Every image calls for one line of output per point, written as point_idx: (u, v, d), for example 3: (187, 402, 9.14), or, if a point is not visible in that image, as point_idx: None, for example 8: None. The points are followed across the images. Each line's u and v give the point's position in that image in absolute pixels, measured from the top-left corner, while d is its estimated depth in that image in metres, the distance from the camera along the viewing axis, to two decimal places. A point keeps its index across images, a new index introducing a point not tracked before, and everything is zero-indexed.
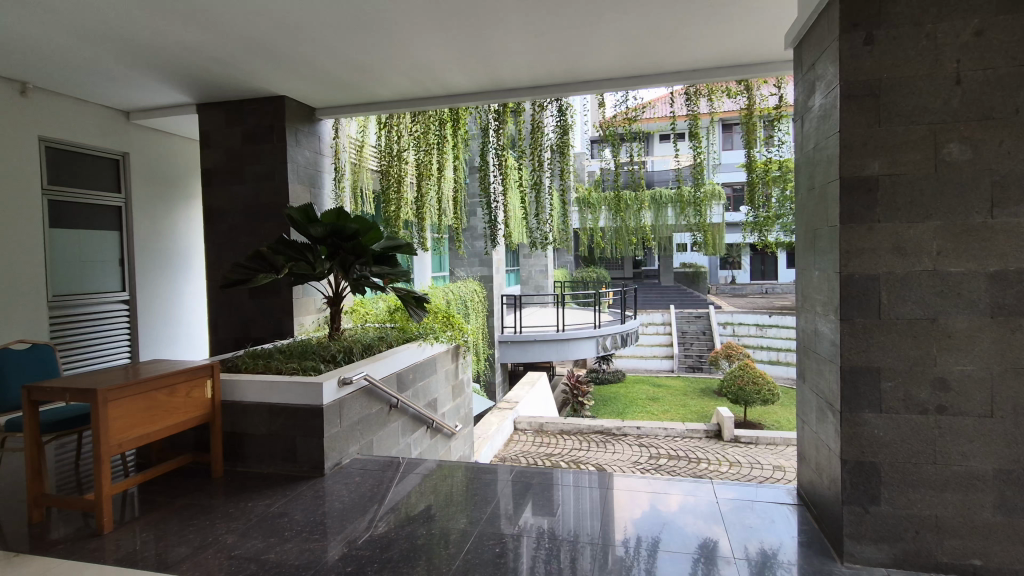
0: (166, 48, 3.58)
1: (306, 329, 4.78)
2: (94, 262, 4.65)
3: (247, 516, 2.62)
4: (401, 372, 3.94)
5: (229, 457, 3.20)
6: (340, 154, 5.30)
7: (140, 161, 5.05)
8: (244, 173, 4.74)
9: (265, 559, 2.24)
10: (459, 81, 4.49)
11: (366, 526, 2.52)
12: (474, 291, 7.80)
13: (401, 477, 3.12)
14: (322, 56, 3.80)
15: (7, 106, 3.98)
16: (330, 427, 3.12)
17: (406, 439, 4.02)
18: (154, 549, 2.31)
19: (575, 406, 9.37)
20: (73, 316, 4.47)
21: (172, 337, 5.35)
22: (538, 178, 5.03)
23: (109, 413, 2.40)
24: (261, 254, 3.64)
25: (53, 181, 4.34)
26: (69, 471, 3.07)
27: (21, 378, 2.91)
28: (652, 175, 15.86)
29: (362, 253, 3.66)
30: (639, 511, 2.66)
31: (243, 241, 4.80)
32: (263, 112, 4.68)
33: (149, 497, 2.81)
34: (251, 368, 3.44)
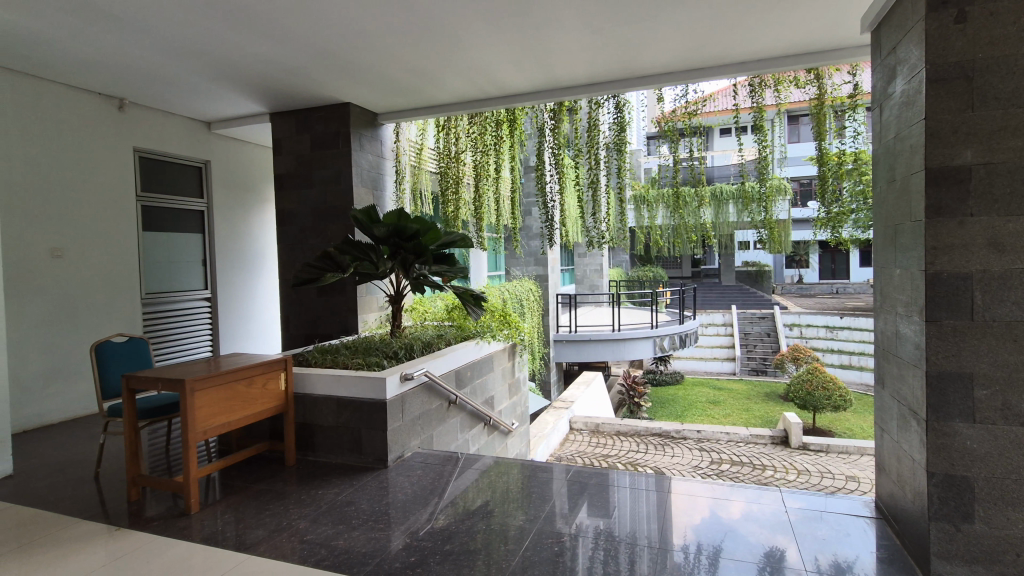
0: (243, 61, 3.83)
1: (369, 326, 4.97)
2: (180, 262, 5.04)
3: (317, 503, 2.76)
4: (459, 369, 4.02)
5: (301, 447, 3.38)
6: (401, 157, 5.48)
7: (220, 168, 5.41)
8: (312, 178, 4.99)
9: (334, 545, 2.35)
10: (516, 81, 4.51)
11: (427, 518, 2.59)
12: (530, 290, 7.84)
13: (460, 472, 3.18)
14: (385, 63, 3.94)
15: (107, 120, 4.38)
16: (393, 421, 3.23)
17: (465, 435, 4.10)
18: (235, 531, 2.48)
19: (632, 407, 9.21)
20: (162, 312, 4.86)
21: (247, 332, 5.71)
22: (594, 176, 4.98)
23: (195, 402, 2.60)
24: (328, 254, 3.81)
25: (145, 189, 4.73)
26: (160, 454, 3.34)
27: (121, 368, 3.19)
28: (712, 170, 15.32)
29: (422, 253, 3.80)
30: (699, 517, 2.58)
31: (311, 241, 5.05)
32: (330, 118, 4.90)
33: (230, 481, 3.02)
34: (320, 363, 3.61)
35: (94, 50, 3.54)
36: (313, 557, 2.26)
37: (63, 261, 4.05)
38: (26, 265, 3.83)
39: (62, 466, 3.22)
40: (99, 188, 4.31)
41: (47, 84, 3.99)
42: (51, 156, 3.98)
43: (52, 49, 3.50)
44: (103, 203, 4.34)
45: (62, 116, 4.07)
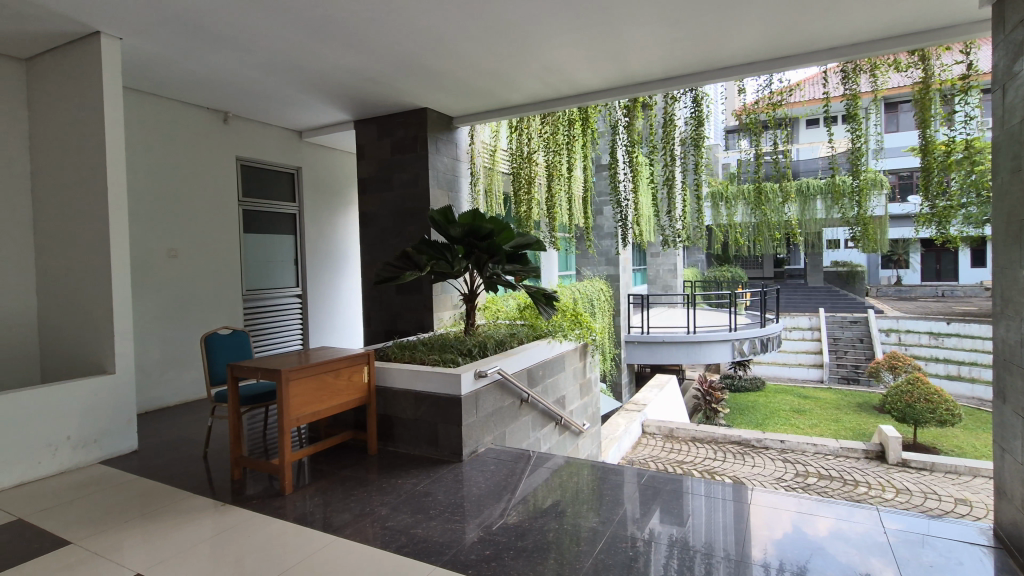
0: (331, 73, 4.07)
1: (444, 324, 5.13)
2: (275, 262, 5.44)
3: (397, 492, 2.88)
4: (531, 368, 4.06)
5: (382, 437, 3.55)
6: (475, 159, 5.60)
7: (310, 174, 5.79)
8: (391, 181, 5.22)
9: (413, 533, 2.45)
10: (590, 79, 4.48)
11: (500, 514, 2.64)
12: (601, 290, 7.74)
13: (532, 471, 3.20)
14: (461, 67, 4.04)
15: (214, 132, 4.82)
16: (468, 416, 3.32)
17: (537, 434, 4.14)
18: (323, 513, 2.66)
19: (707, 413, 8.83)
20: (259, 307, 5.27)
21: (333, 328, 6.07)
22: (670, 173, 4.84)
23: (289, 391, 2.80)
24: (407, 254, 3.95)
25: (246, 194, 5.16)
26: (259, 438, 3.63)
27: (227, 358, 3.50)
28: (797, 164, 14.39)
29: (496, 253, 3.87)
30: (782, 531, 2.44)
31: (390, 242, 5.29)
32: (409, 123, 5.10)
33: (319, 466, 3.23)
34: (399, 358, 3.78)
35: (204, 70, 3.91)
36: (394, 543, 2.37)
37: (177, 260, 4.51)
38: (147, 264, 4.29)
39: (176, 445, 3.59)
40: (208, 194, 4.75)
41: (166, 101, 4.45)
42: (168, 166, 4.45)
43: (171, 70, 3.90)
44: (211, 208, 4.78)
45: (178, 130, 4.53)
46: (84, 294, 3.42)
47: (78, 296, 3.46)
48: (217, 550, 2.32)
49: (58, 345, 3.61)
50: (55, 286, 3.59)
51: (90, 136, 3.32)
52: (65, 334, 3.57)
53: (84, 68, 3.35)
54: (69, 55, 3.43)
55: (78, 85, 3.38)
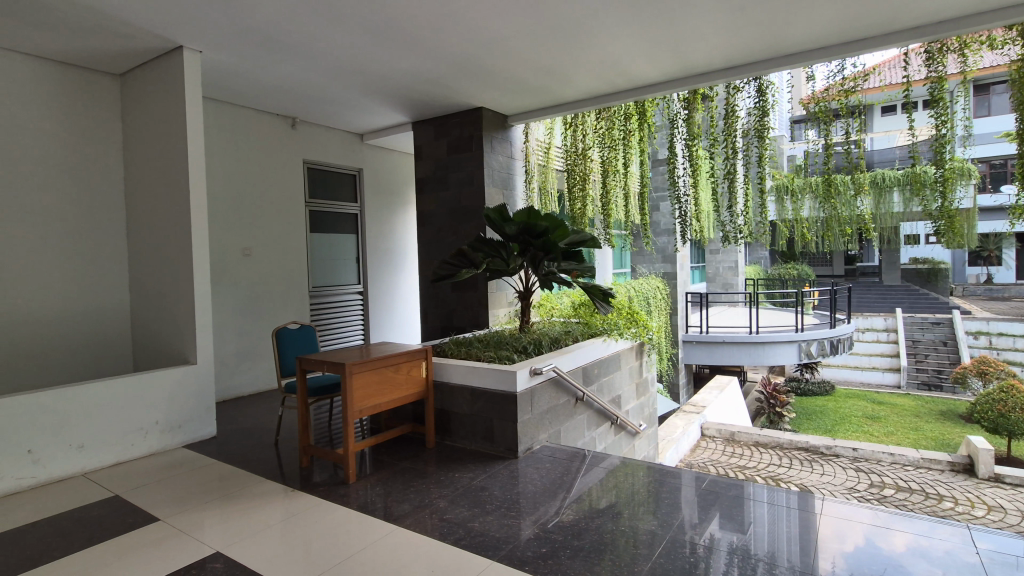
0: (391, 76, 4.19)
1: (499, 321, 5.18)
2: (338, 260, 5.67)
3: (454, 486, 2.94)
4: (586, 366, 4.03)
5: (440, 431, 3.63)
6: (530, 157, 5.60)
7: (370, 175, 5.99)
8: (447, 180, 5.32)
9: (471, 527, 2.50)
10: (647, 72, 4.38)
11: (556, 512, 2.64)
12: (658, 288, 7.56)
13: (587, 470, 3.17)
14: (516, 65, 4.04)
15: (284, 137, 5.08)
16: (524, 413, 3.33)
17: (592, 433, 4.09)
18: (384, 502, 2.75)
19: (771, 417, 8.45)
20: (323, 303, 5.50)
21: (392, 323, 6.25)
22: (731, 166, 4.66)
23: (353, 384, 2.92)
24: (463, 252, 4.00)
25: (312, 195, 5.40)
26: (325, 428, 3.80)
27: (295, 351, 3.68)
28: (871, 154, 13.49)
29: (552, 251, 3.84)
30: (854, 544, 2.30)
31: (446, 240, 5.38)
32: (465, 123, 5.17)
33: (380, 457, 3.35)
34: (456, 354, 3.85)
35: (274, 78, 4.12)
36: (452, 536, 2.42)
37: (251, 259, 4.79)
38: (224, 262, 4.59)
39: (250, 432, 3.82)
40: (278, 196, 5.02)
41: (240, 109, 4.74)
42: (243, 170, 4.73)
43: (245, 79, 4.14)
44: (280, 209, 5.04)
45: (251, 136, 4.80)
46: (170, 290, 3.70)
47: (166, 292, 3.75)
48: (287, 533, 2.45)
49: (148, 336, 3.93)
50: (145, 283, 3.91)
51: (175, 143, 3.58)
52: (154, 327, 3.87)
53: (170, 81, 3.62)
54: (156, 69, 3.71)
55: (164, 96, 3.65)
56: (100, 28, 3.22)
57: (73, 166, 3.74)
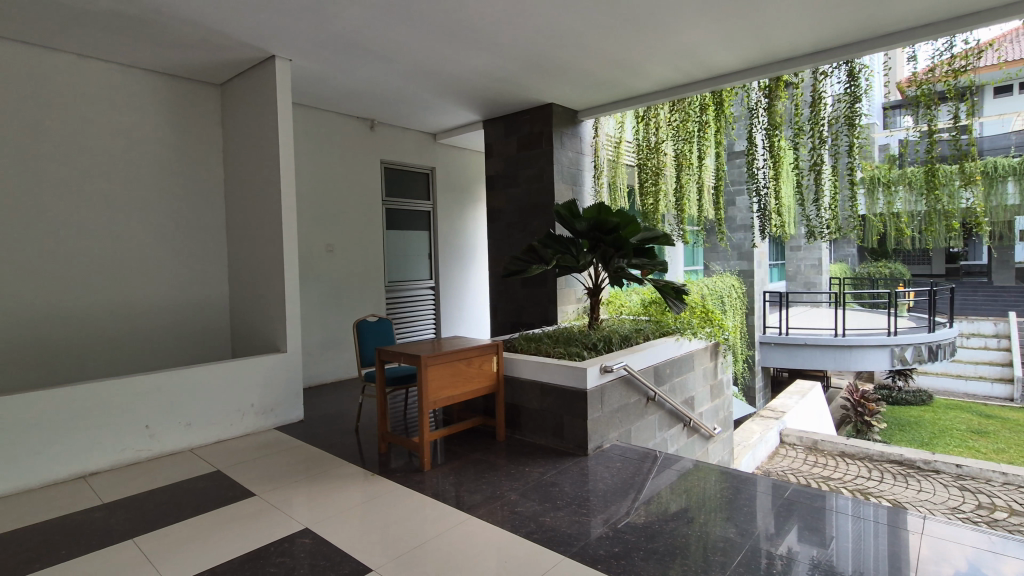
0: (464, 75, 4.27)
1: (567, 317, 5.17)
2: (412, 256, 5.86)
3: (525, 479, 2.97)
4: (658, 365, 3.94)
5: (510, 425, 3.67)
6: (600, 151, 5.52)
7: (442, 173, 6.14)
8: (517, 177, 5.36)
9: (542, 521, 2.51)
10: (726, 61, 4.19)
11: (627, 512, 2.60)
12: (733, 287, 7.22)
13: (658, 471, 3.10)
14: (588, 59, 4.00)
15: (362, 139, 5.32)
16: (594, 411, 3.31)
17: (664, 434, 4.00)
18: (457, 491, 2.83)
19: (859, 426, 7.86)
20: (398, 298, 5.72)
21: (462, 318, 6.40)
22: (818, 157, 4.37)
23: (428, 376, 3.02)
24: (532, 248, 4.02)
25: (388, 194, 5.63)
26: (401, 417, 3.96)
27: (374, 342, 3.86)
28: (980, 141, 12.19)
29: (623, 247, 3.76)
30: (955, 569, 2.09)
31: (515, 236, 5.42)
32: (535, 120, 5.19)
33: (453, 448, 3.44)
34: (525, 349, 3.88)
35: (355, 82, 4.32)
36: (524, 529, 2.45)
37: (333, 254, 5.06)
38: (309, 257, 4.88)
39: (333, 417, 4.05)
40: (357, 194, 5.26)
41: (324, 113, 5.01)
42: (326, 170, 5.00)
43: (329, 84, 4.38)
44: (359, 207, 5.28)
45: (333, 138, 5.07)
46: (263, 283, 3.99)
47: (259, 285, 4.04)
48: (367, 515, 2.58)
49: (244, 326, 4.26)
50: (241, 277, 4.24)
51: (268, 147, 3.86)
52: (249, 317, 4.19)
53: (263, 89, 3.89)
54: (252, 79, 4.00)
55: (258, 103, 3.93)
56: (204, 42, 3.52)
57: (181, 170, 4.13)
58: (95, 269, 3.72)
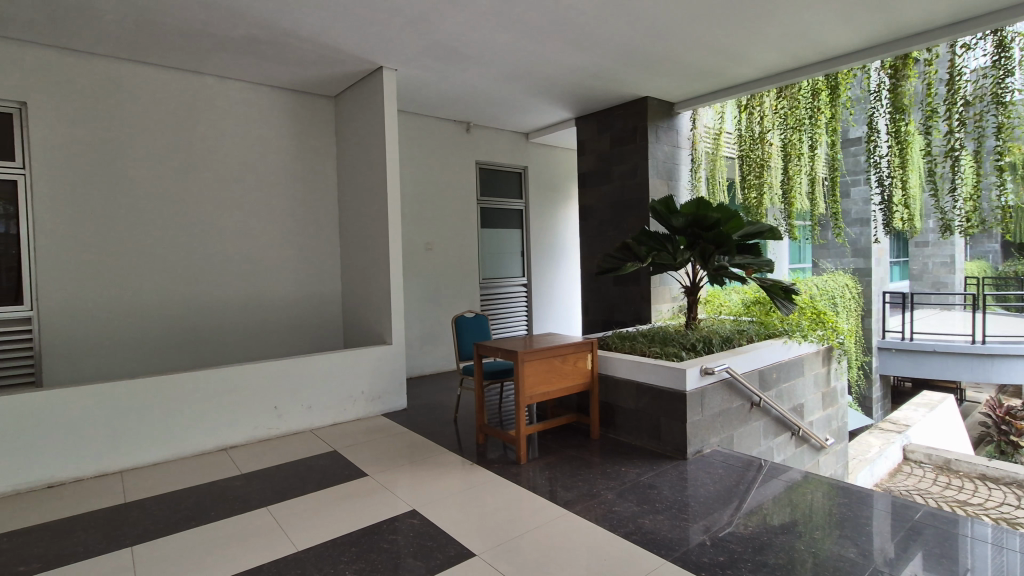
0: (558, 74, 4.29)
1: (663, 316, 5.02)
2: (504, 253, 5.99)
3: (621, 480, 2.94)
4: (763, 369, 3.72)
5: (605, 424, 3.64)
6: (698, 144, 5.30)
7: (534, 172, 6.21)
8: (610, 173, 5.29)
9: (640, 523, 2.48)
10: (843, 41, 3.85)
11: (730, 521, 2.49)
12: (846, 287, 6.63)
13: (765, 480, 2.92)
14: (688, 49, 3.85)
15: (459, 141, 5.52)
16: (694, 414, 3.20)
17: (770, 442, 3.77)
18: (553, 487, 2.86)
19: (1002, 447, 6.89)
20: (492, 294, 5.87)
21: (553, 315, 6.43)
22: (957, 140, 3.88)
23: (525, 371, 3.09)
24: (627, 246, 3.96)
25: (483, 193, 5.80)
26: (497, 410, 4.08)
27: (472, 337, 4.00)
28: None
29: (724, 244, 3.57)
30: None
31: (608, 233, 5.36)
32: (629, 115, 5.10)
33: (547, 443, 3.49)
34: (620, 348, 3.84)
35: (453, 86, 4.49)
36: (622, 529, 2.42)
37: (432, 252, 5.31)
38: (411, 255, 5.16)
39: (434, 407, 4.26)
40: (454, 194, 5.47)
41: (425, 118, 5.27)
42: (427, 173, 5.25)
43: (431, 90, 4.59)
44: (456, 206, 5.49)
45: (433, 142, 5.31)
46: (372, 279, 4.28)
47: (368, 281, 4.35)
48: (467, 501, 2.69)
49: (354, 319, 4.60)
50: (352, 273, 4.58)
51: (376, 151, 4.13)
52: (359, 311, 4.52)
53: (372, 98, 4.17)
54: (362, 89, 4.30)
55: (367, 112, 4.22)
56: (321, 59, 3.85)
57: (302, 175, 4.54)
58: (231, 267, 4.20)
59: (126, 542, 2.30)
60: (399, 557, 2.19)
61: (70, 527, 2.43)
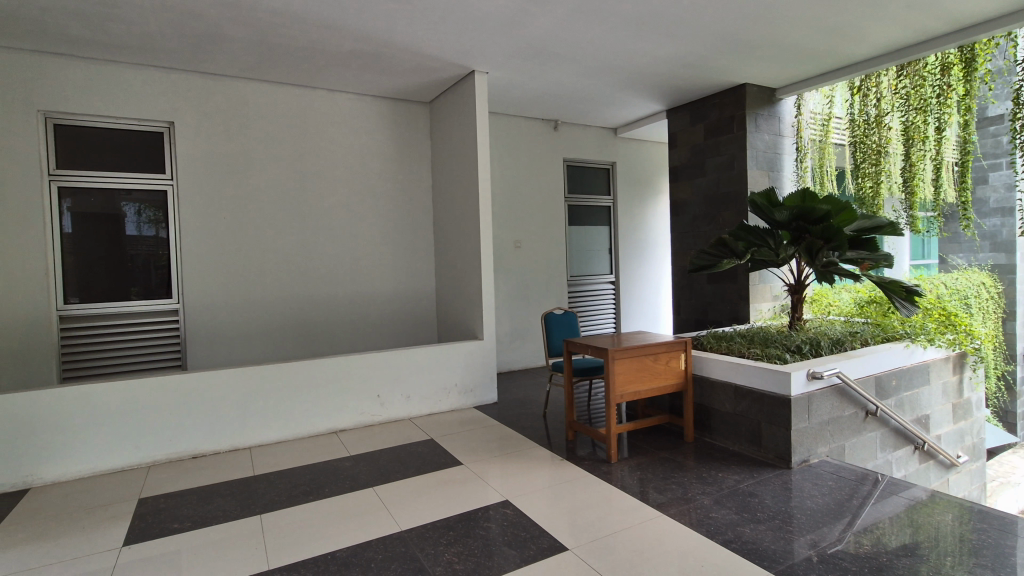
0: (650, 66, 4.18)
1: (763, 316, 4.74)
2: (592, 250, 5.95)
3: (718, 485, 2.83)
4: (880, 376, 3.40)
5: (700, 426, 3.51)
6: (803, 131, 4.93)
7: (623, 167, 6.10)
8: (705, 166, 5.07)
9: (740, 531, 2.37)
10: (983, 7, 3.39)
11: (842, 537, 2.30)
12: (983, 286, 5.87)
13: (883, 496, 2.66)
14: (793, 30, 3.59)
15: (548, 139, 5.56)
16: (800, 421, 2.99)
17: (888, 456, 3.44)
18: (646, 488, 2.81)
19: None
20: (579, 291, 5.85)
21: (642, 313, 6.28)
22: None
23: (615, 369, 3.07)
24: (723, 241, 3.79)
25: (571, 191, 5.79)
26: (585, 408, 4.07)
27: (561, 334, 4.02)
28: None
29: (834, 237, 3.23)
30: None
31: (702, 229, 5.14)
32: (726, 103, 4.86)
33: (639, 444, 3.43)
34: (716, 348, 3.69)
35: (542, 85, 4.53)
36: (721, 536, 2.33)
37: (521, 250, 5.40)
38: (501, 253, 5.28)
39: (524, 402, 4.34)
40: (542, 192, 5.52)
41: (515, 118, 5.36)
42: (516, 172, 5.35)
43: (520, 91, 4.67)
44: (544, 204, 5.54)
45: (522, 141, 5.39)
46: (464, 275, 4.44)
47: (461, 278, 4.52)
48: (558, 496, 2.73)
49: (447, 314, 4.80)
50: (446, 271, 4.78)
51: (468, 153, 4.27)
52: (452, 307, 4.71)
53: (464, 102, 4.32)
54: (455, 94, 4.47)
55: (460, 116, 4.38)
56: (417, 67, 4.05)
57: (400, 178, 4.80)
58: (339, 265, 4.54)
59: (256, 510, 2.58)
60: (493, 544, 2.27)
61: (211, 493, 2.78)
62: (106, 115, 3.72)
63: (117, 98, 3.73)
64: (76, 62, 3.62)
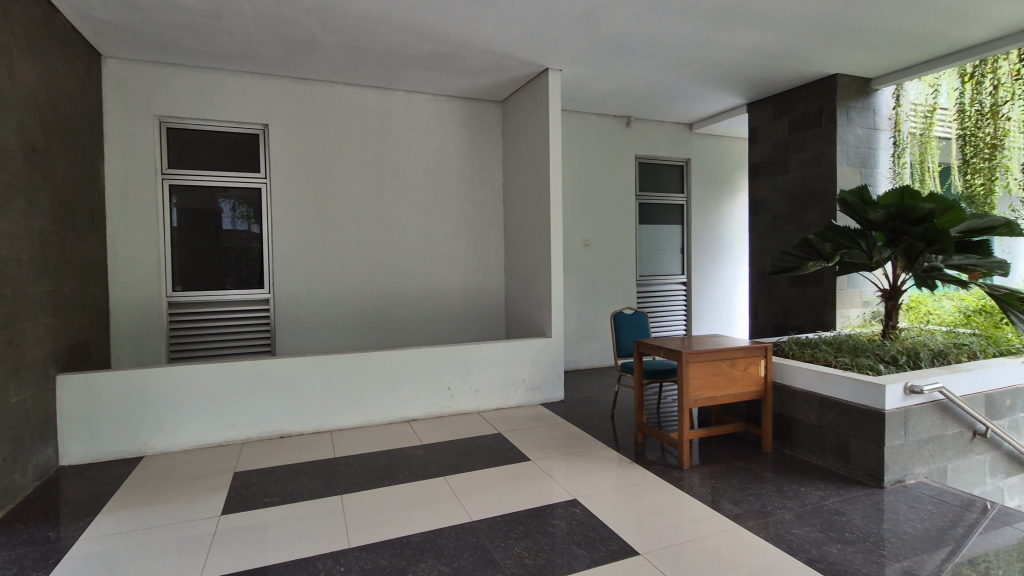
0: (732, 58, 4.01)
1: (851, 322, 4.43)
2: (663, 249, 5.79)
3: (800, 500, 2.68)
4: (991, 393, 3.08)
5: (780, 437, 3.33)
6: (902, 124, 4.56)
7: (698, 164, 5.89)
8: (789, 162, 4.79)
9: (826, 551, 2.23)
10: None
11: (943, 567, 2.11)
12: None
13: (993, 526, 2.41)
14: (896, 15, 3.32)
15: (620, 136, 5.46)
16: (895, 438, 2.77)
17: (999, 482, 3.11)
18: (720, 497, 2.71)
19: None
20: (649, 291, 5.72)
21: (715, 315, 6.04)
22: None
23: (689, 372, 2.98)
24: (809, 242, 3.55)
25: (642, 188, 5.67)
26: (655, 411, 3.98)
27: (631, 334, 3.95)
28: None
29: (939, 240, 2.95)
30: None
31: (784, 228, 4.87)
32: (813, 96, 4.57)
33: (712, 451, 3.31)
34: (799, 355, 3.48)
35: (617, 81, 4.46)
36: (804, 554, 2.20)
37: (590, 249, 5.35)
38: (570, 251, 5.26)
39: (591, 402, 4.30)
40: (613, 190, 5.43)
41: (587, 115, 5.32)
42: (587, 169, 5.30)
43: (593, 88, 4.63)
44: (615, 202, 5.45)
45: (594, 138, 5.34)
46: (534, 273, 4.47)
47: (530, 276, 4.54)
48: (627, 499, 2.68)
49: (516, 310, 4.84)
50: (515, 268, 4.82)
51: (539, 151, 4.29)
52: (520, 303, 4.74)
53: (537, 99, 4.34)
54: (527, 92, 4.50)
55: (533, 114, 4.41)
56: (492, 67, 4.11)
57: (473, 176, 4.89)
58: (413, 260, 4.70)
59: (337, 491, 2.73)
60: (562, 542, 2.27)
61: (297, 471, 2.97)
62: (210, 119, 4.05)
63: (220, 103, 4.06)
64: (186, 71, 3.97)
